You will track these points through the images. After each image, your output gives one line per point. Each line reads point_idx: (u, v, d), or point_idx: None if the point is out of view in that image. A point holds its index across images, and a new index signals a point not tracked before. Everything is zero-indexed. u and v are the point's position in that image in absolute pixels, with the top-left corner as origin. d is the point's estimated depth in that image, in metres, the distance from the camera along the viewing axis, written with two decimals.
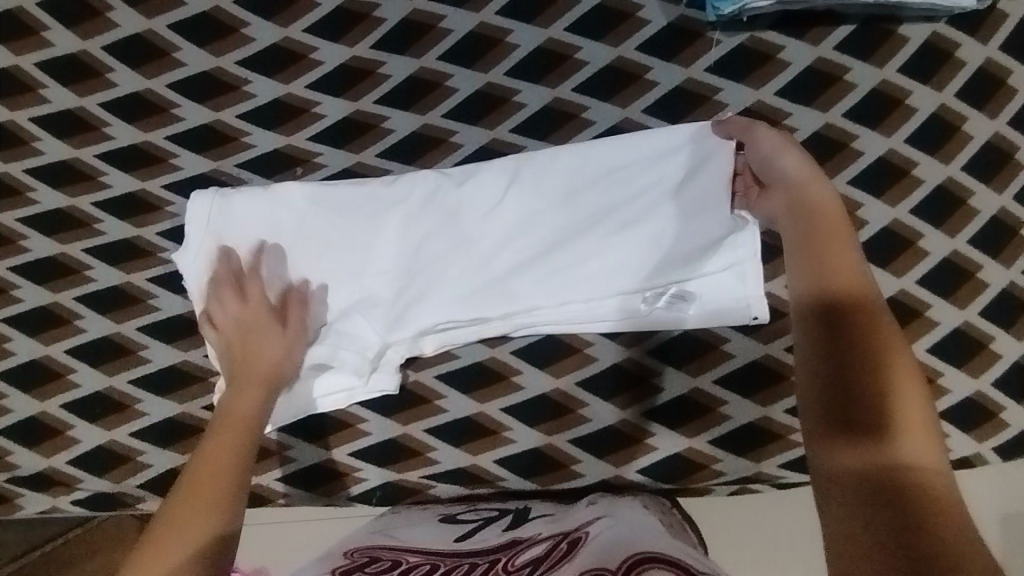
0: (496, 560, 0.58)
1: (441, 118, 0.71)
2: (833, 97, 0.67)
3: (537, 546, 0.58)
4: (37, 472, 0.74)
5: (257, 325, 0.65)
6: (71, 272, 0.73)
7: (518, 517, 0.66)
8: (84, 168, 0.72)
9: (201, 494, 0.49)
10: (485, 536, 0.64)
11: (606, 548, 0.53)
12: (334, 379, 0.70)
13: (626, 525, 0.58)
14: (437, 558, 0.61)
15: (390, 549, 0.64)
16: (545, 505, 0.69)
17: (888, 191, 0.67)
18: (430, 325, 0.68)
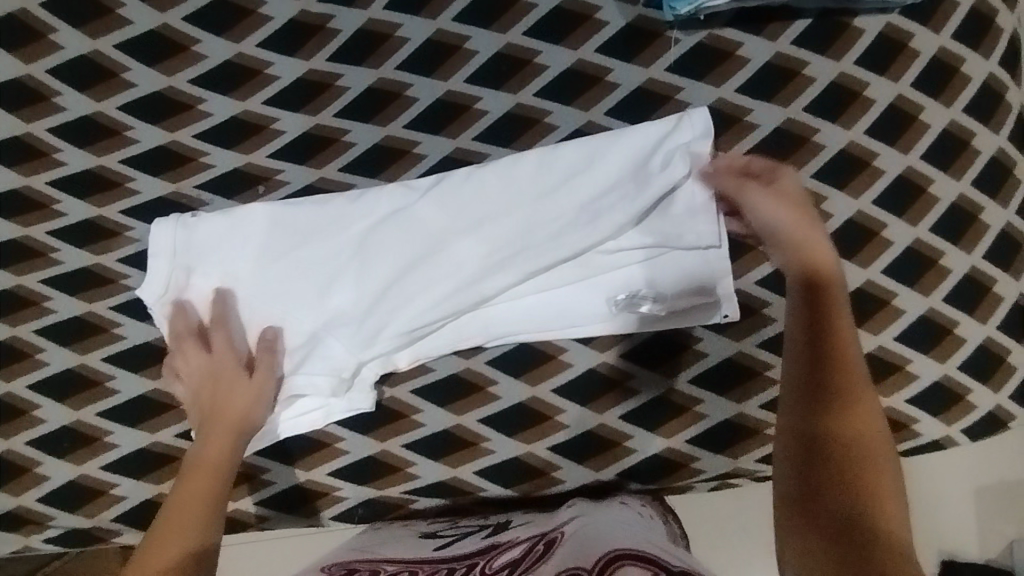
0: (473, 565, 0.59)
1: (402, 129, 0.70)
2: (793, 92, 0.67)
3: (514, 549, 0.58)
4: (5, 512, 0.72)
5: (226, 376, 0.67)
6: (29, 305, 0.71)
7: (499, 526, 0.67)
8: (38, 196, 0.70)
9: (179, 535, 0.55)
10: (465, 543, 0.64)
11: (580, 545, 0.53)
12: (308, 400, 0.70)
13: (603, 523, 0.58)
14: (412, 565, 0.61)
15: (368, 560, 0.64)
16: (525, 514, 0.69)
17: (850, 183, 0.67)
18: (400, 341, 0.68)
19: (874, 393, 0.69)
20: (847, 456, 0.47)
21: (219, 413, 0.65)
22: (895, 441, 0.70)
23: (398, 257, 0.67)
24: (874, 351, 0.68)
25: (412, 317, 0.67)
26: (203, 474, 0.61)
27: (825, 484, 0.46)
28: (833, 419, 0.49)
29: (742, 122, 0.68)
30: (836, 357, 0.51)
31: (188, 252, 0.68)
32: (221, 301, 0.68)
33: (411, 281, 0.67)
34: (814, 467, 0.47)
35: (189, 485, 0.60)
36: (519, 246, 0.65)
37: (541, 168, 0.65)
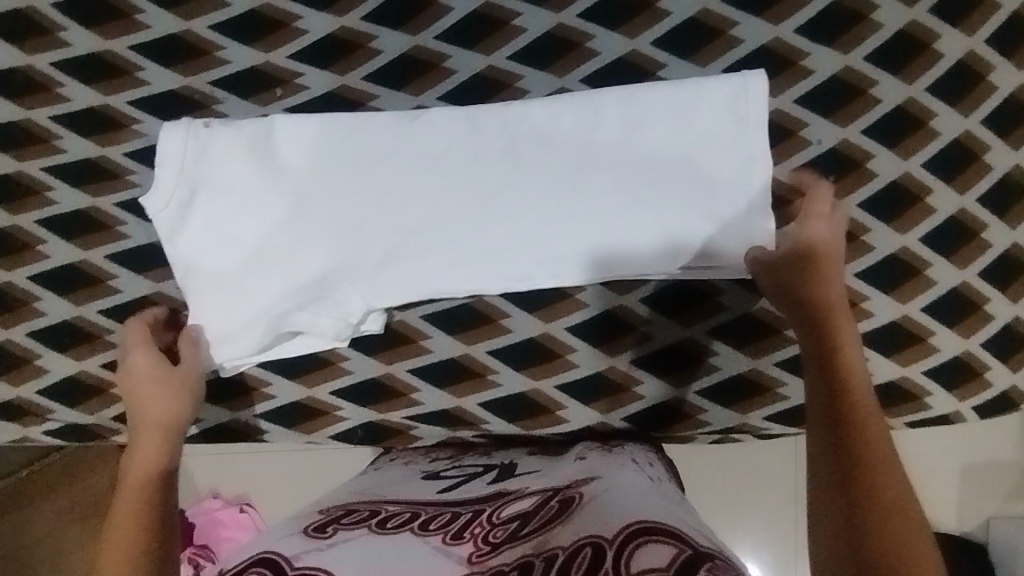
0: (480, 511, 0.58)
1: (434, 40, 0.65)
2: (855, 38, 0.62)
3: (525, 500, 0.58)
4: (4, 402, 0.71)
5: (146, 382, 0.64)
6: (30, 192, 0.68)
7: (505, 472, 0.66)
8: (40, 78, 0.66)
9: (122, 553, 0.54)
10: (471, 486, 0.64)
11: (599, 509, 0.51)
12: (305, 340, 0.68)
13: (624, 488, 0.56)
14: (418, 507, 0.61)
15: (368, 501, 0.64)
16: (530, 459, 0.69)
17: (901, 143, 0.64)
18: (416, 277, 0.67)
19: (889, 361, 0.68)
20: (857, 468, 0.49)
21: (143, 423, 0.62)
22: (904, 411, 0.69)
23: (416, 197, 0.66)
24: (898, 319, 0.67)
25: (424, 259, 0.67)
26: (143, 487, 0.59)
27: (852, 515, 0.47)
28: (853, 433, 0.51)
29: (797, 65, 0.63)
30: (860, 416, 0.52)
31: (207, 162, 0.66)
32: (229, 225, 0.66)
33: (427, 227, 0.66)
34: (848, 494, 0.48)
35: (125, 508, 0.57)
36: (551, 201, 0.65)
37: (580, 116, 0.64)
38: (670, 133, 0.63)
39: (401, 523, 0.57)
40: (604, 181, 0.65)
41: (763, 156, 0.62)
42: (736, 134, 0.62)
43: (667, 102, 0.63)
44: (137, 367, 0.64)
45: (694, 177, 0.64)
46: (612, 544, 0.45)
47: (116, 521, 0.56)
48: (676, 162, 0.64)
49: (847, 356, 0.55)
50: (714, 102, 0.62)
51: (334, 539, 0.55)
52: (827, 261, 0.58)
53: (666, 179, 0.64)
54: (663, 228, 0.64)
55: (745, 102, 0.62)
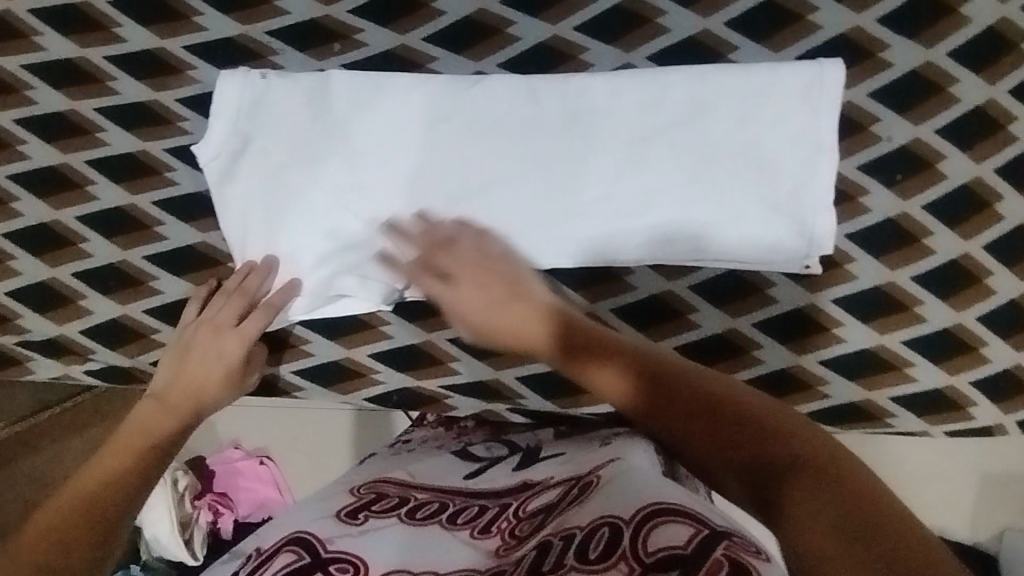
0: (506, 505, 0.60)
1: (498, 4, 0.63)
2: (940, 32, 0.59)
3: (548, 493, 0.60)
4: (48, 338, 0.72)
5: (198, 346, 0.67)
6: (82, 131, 0.67)
7: (527, 458, 0.69)
8: (96, 16, 0.65)
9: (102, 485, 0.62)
10: (495, 475, 0.66)
11: (618, 492, 0.54)
12: (350, 304, 0.68)
13: (640, 468, 0.58)
14: (444, 495, 0.63)
15: (398, 484, 0.66)
16: (554, 442, 0.71)
17: (976, 145, 0.60)
18: None
19: (938, 369, 0.66)
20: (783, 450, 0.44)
21: (182, 396, 0.68)
22: (945, 420, 0.68)
23: (468, 164, 0.65)
24: (950, 327, 0.64)
25: (474, 227, 0.66)
26: (121, 455, 0.64)
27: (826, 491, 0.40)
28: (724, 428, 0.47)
29: (875, 57, 0.60)
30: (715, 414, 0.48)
31: (263, 114, 0.66)
32: (280, 179, 0.66)
33: (478, 196, 0.65)
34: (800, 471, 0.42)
35: (107, 460, 0.64)
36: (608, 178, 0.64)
37: (643, 93, 0.63)
38: (737, 118, 0.62)
39: (429, 515, 0.60)
40: (664, 162, 0.63)
41: (830, 149, 0.61)
42: (803, 123, 0.61)
43: (737, 86, 0.61)
44: (196, 337, 0.68)
45: (757, 165, 0.62)
46: (629, 524, 0.48)
47: (118, 446, 0.65)
48: (740, 148, 0.62)
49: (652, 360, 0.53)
50: (785, 90, 0.61)
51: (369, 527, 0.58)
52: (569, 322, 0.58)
53: (728, 165, 0.62)
54: (722, 215, 0.63)
55: (819, 91, 0.60)
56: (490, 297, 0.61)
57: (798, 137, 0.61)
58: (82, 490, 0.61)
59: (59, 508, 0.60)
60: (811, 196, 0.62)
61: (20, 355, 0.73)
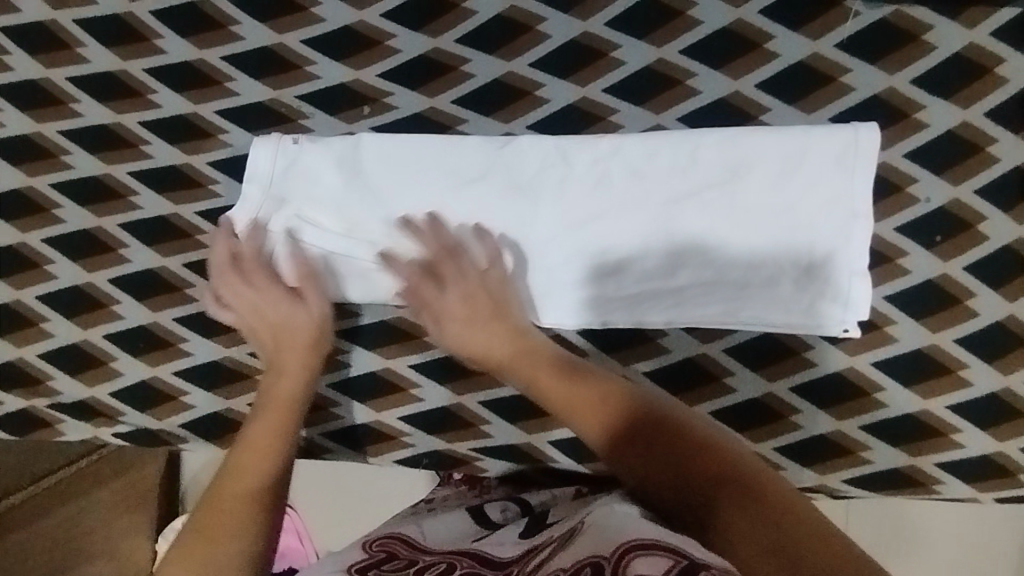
0: None
1: (528, 67, 0.64)
2: (977, 93, 0.58)
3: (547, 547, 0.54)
4: (78, 401, 0.72)
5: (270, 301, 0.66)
6: (116, 196, 0.68)
7: (535, 523, 0.62)
8: (133, 84, 0.66)
9: (251, 470, 0.61)
10: (501, 539, 0.60)
11: (603, 529, 0.50)
12: (390, 351, 0.69)
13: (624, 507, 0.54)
14: (453, 557, 0.57)
15: (408, 545, 0.60)
16: (564, 505, 0.65)
17: (1018, 205, 0.59)
18: None
19: (985, 434, 0.64)
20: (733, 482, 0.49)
21: (291, 347, 0.66)
22: (996, 489, 0.65)
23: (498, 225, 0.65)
24: (998, 391, 0.62)
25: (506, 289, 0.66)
26: (278, 413, 0.64)
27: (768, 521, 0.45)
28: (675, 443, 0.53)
29: (911, 117, 0.60)
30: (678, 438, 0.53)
31: (294, 179, 0.66)
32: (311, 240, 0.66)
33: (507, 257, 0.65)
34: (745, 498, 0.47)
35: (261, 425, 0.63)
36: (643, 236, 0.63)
37: (674, 155, 0.62)
38: (771, 180, 0.61)
39: None
40: (699, 221, 0.62)
41: (867, 212, 0.60)
42: (838, 186, 0.60)
43: (768, 149, 0.61)
44: (273, 292, 0.66)
45: (792, 227, 0.61)
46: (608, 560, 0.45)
47: (269, 404, 0.65)
48: (775, 210, 0.61)
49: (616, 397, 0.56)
50: (821, 152, 0.60)
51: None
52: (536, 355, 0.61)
53: (763, 227, 0.61)
54: (757, 275, 0.62)
55: (851, 153, 0.60)
56: (486, 317, 0.63)
57: (835, 198, 0.60)
58: (226, 530, 0.58)
59: (228, 501, 0.59)
60: (849, 258, 0.61)
61: (49, 417, 0.73)
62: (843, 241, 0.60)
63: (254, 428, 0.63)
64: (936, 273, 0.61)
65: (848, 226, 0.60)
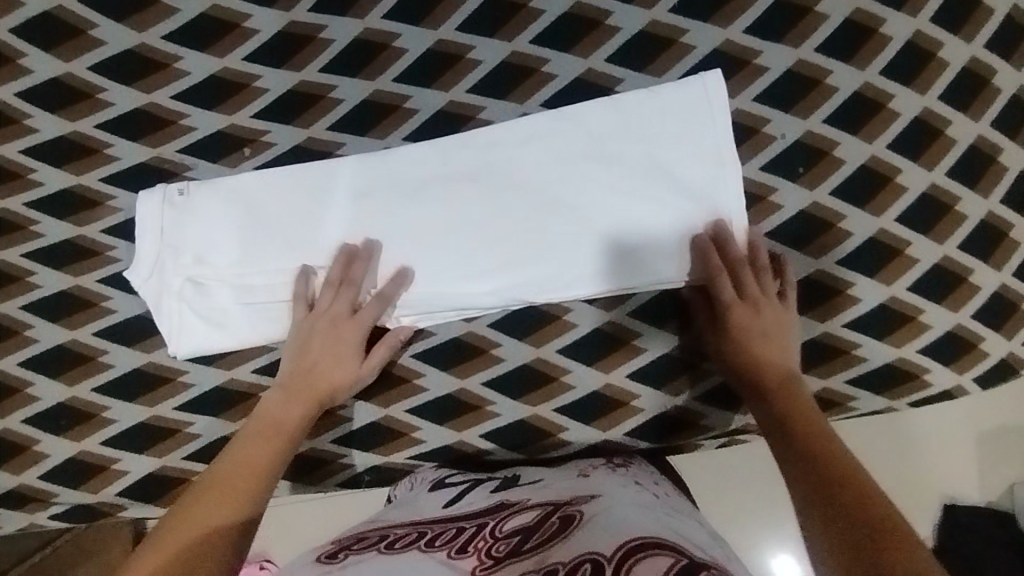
0: (483, 524, 0.54)
1: (393, 82, 0.66)
2: (804, 31, 0.63)
3: (526, 513, 0.54)
4: (8, 491, 0.71)
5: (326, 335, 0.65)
6: (12, 279, 0.68)
7: (508, 481, 0.64)
8: (12, 167, 0.67)
9: (219, 492, 0.55)
10: (472, 499, 0.61)
11: (598, 531, 0.47)
12: None
13: (625, 509, 0.51)
14: (424, 526, 0.57)
15: (377, 526, 0.60)
16: (541, 471, 0.66)
17: (864, 127, 0.64)
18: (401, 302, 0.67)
19: (883, 344, 0.67)
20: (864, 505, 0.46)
21: (309, 378, 0.65)
22: (905, 393, 0.68)
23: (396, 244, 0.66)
24: (886, 302, 0.66)
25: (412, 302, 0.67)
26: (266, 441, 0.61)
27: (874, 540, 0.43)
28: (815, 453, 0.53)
29: (751, 64, 0.64)
30: (817, 443, 0.54)
31: (185, 225, 0.67)
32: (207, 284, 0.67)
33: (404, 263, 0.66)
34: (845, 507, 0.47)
35: (246, 443, 0.60)
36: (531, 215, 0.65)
37: (544, 136, 0.65)
38: (639, 143, 0.64)
39: (408, 542, 0.54)
40: (579, 192, 0.65)
41: (731, 156, 0.63)
42: (700, 137, 0.63)
43: (630, 114, 0.64)
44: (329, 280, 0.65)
45: (667, 181, 0.64)
46: (611, 563, 0.42)
47: (258, 430, 0.62)
48: (647, 168, 0.64)
49: (788, 392, 0.59)
50: (678, 108, 0.63)
51: (343, 564, 0.52)
52: (780, 381, 0.60)
53: (642, 185, 0.64)
54: (646, 231, 0.64)
55: (704, 106, 0.63)
56: (756, 335, 0.62)
57: (700, 146, 0.63)
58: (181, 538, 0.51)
59: (188, 519, 0.53)
60: (722, 201, 0.63)
61: None
62: (716, 188, 0.63)
63: (232, 455, 0.59)
64: (804, 202, 0.65)
65: (717, 174, 0.63)
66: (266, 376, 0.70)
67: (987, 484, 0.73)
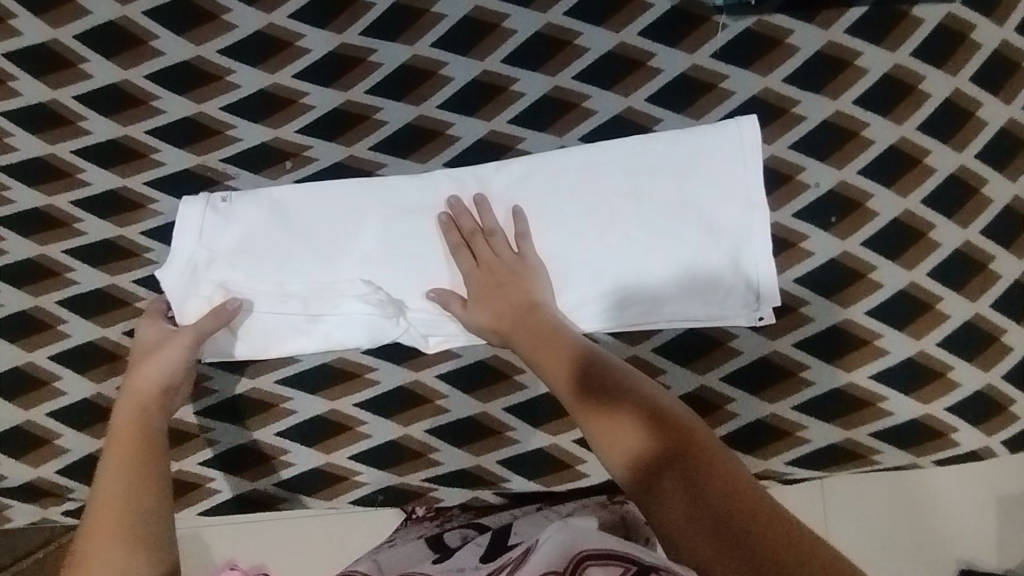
0: None
1: (436, 108, 0.68)
2: (843, 84, 0.64)
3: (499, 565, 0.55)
4: (26, 483, 0.72)
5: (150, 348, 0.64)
6: (52, 274, 0.70)
7: (497, 542, 0.63)
8: (62, 166, 0.69)
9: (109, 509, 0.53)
10: (462, 561, 0.60)
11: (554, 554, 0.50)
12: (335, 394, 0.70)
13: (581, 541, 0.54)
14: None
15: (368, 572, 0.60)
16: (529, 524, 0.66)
17: (899, 180, 0.64)
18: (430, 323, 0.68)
19: (910, 398, 0.66)
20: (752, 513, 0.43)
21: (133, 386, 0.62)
22: (929, 450, 0.67)
23: (429, 265, 0.68)
24: (914, 356, 0.65)
25: (442, 325, 0.68)
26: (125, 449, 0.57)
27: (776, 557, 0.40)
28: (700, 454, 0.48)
29: (789, 112, 0.65)
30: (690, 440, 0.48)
31: (222, 231, 0.68)
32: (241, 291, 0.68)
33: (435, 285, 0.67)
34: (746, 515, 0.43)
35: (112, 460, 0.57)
36: (562, 246, 0.66)
37: (580, 167, 0.66)
38: (671, 181, 0.65)
39: None
40: (610, 226, 0.66)
41: (762, 200, 0.64)
42: (732, 180, 0.64)
43: (664, 153, 0.65)
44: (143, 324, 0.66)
45: (698, 222, 0.64)
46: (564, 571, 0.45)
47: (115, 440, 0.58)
48: (679, 208, 0.65)
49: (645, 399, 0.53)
50: (711, 150, 0.64)
51: None
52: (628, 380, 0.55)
53: (672, 225, 0.65)
54: (674, 267, 0.65)
55: (737, 150, 0.64)
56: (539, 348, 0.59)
57: (732, 190, 0.64)
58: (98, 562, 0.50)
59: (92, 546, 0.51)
60: (753, 244, 0.64)
61: None
62: (747, 232, 0.64)
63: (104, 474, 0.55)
64: (835, 251, 0.65)
65: (747, 217, 0.64)
66: (289, 388, 0.70)
67: (1006, 551, 0.69)
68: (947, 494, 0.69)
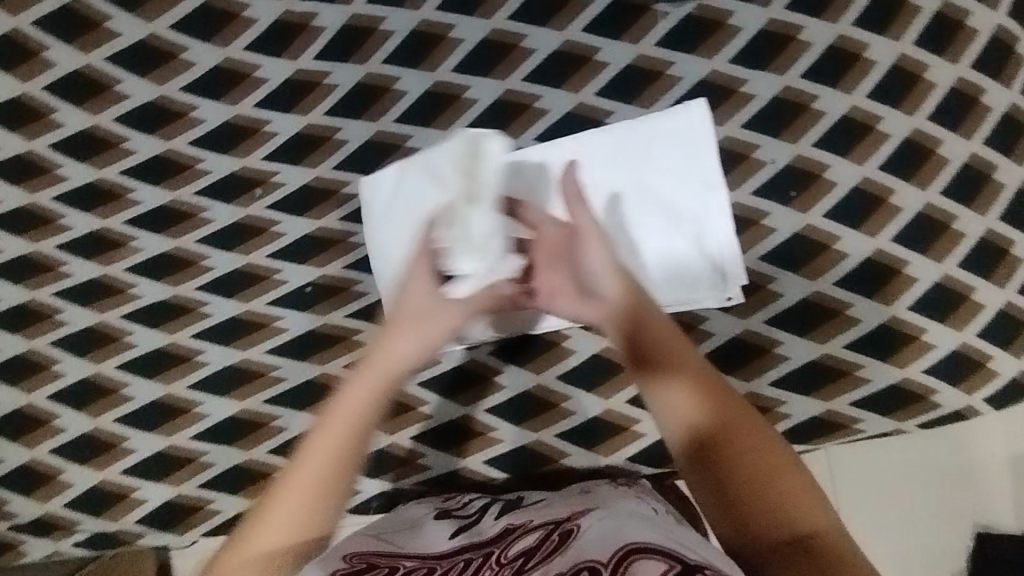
0: (489, 554, 0.55)
1: (394, 123, 0.70)
2: (788, 59, 0.65)
3: (529, 537, 0.54)
4: (37, 518, 0.75)
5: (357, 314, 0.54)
6: (44, 317, 0.73)
7: (511, 504, 0.64)
8: (43, 212, 0.72)
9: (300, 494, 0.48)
10: (480, 527, 0.60)
11: (596, 539, 0.48)
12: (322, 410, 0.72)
13: (620, 519, 0.52)
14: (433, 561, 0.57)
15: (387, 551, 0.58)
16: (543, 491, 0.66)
17: (854, 148, 0.64)
18: None
19: (887, 364, 0.66)
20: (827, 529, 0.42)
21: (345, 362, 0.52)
22: (912, 415, 0.67)
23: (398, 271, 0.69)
24: (887, 322, 0.65)
25: None
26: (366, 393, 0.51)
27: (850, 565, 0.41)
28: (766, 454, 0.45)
29: (737, 93, 0.65)
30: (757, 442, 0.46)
31: None
32: None
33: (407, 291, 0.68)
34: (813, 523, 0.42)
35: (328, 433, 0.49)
36: None
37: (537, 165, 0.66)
38: (628, 171, 0.65)
39: None
40: None
41: (717, 182, 0.64)
42: (687, 164, 0.65)
43: (618, 143, 0.65)
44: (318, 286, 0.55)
45: (659, 209, 0.65)
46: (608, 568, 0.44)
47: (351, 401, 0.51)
48: (637, 198, 0.65)
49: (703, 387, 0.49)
50: (664, 136, 0.65)
51: None
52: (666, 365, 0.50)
53: (632, 214, 0.65)
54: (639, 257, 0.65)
55: (689, 134, 0.64)
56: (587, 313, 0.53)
57: (687, 175, 0.65)
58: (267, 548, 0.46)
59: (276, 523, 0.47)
60: (713, 227, 0.64)
61: (13, 540, 0.75)
62: (706, 215, 0.65)
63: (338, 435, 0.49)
64: (797, 225, 0.65)
65: (705, 200, 0.65)
66: (278, 407, 0.72)
67: None
68: (961, 455, 0.69)
